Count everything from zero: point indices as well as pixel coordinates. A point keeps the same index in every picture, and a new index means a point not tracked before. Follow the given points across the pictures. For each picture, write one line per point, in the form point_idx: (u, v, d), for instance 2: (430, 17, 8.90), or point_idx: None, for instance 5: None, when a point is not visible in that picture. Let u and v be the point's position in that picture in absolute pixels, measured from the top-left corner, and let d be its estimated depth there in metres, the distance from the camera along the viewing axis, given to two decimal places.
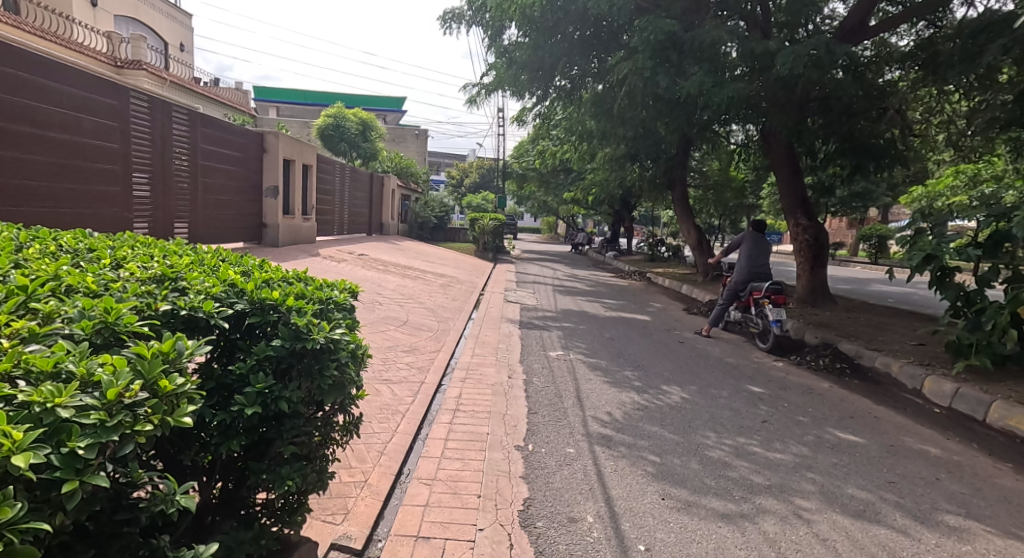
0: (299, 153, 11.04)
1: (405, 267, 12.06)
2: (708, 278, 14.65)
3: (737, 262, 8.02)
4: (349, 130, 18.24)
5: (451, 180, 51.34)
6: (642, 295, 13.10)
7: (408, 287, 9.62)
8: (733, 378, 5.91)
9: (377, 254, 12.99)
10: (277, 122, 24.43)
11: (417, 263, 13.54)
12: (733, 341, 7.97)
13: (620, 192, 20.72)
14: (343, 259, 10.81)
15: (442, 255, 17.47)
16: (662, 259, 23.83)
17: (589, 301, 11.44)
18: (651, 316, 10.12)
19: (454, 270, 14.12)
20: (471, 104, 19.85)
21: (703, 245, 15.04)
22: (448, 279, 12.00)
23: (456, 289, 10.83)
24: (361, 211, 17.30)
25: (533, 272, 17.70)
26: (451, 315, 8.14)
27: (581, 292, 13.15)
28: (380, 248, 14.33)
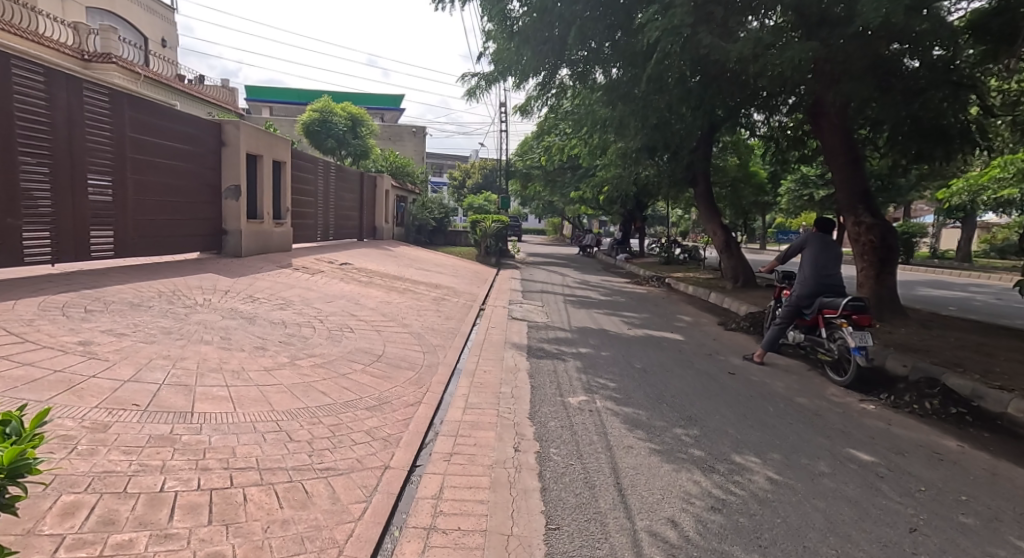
0: (267, 147, 9.52)
1: (394, 278, 10.52)
2: (737, 284, 13.04)
3: (798, 271, 6.41)
4: (338, 126, 16.80)
5: (453, 181, 49.75)
6: (665, 306, 11.52)
7: (394, 303, 8.07)
8: (821, 433, 4.33)
9: (363, 263, 11.45)
10: (265, 120, 22.91)
11: (409, 272, 12.00)
12: (794, 370, 6.37)
13: (634, 190, 19.15)
14: (320, 271, 9.29)
15: (439, 261, 15.92)
16: (677, 262, 22.24)
17: (606, 315, 9.86)
18: (683, 334, 8.54)
19: (452, 280, 12.57)
20: (472, 95, 18.32)
21: (731, 247, 13.41)
22: (443, 292, 10.44)
23: (452, 304, 9.29)
24: (350, 214, 15.78)
25: (539, 279, 16.15)
26: (442, 340, 6.57)
27: (595, 303, 11.58)
28: (369, 256, 12.81)
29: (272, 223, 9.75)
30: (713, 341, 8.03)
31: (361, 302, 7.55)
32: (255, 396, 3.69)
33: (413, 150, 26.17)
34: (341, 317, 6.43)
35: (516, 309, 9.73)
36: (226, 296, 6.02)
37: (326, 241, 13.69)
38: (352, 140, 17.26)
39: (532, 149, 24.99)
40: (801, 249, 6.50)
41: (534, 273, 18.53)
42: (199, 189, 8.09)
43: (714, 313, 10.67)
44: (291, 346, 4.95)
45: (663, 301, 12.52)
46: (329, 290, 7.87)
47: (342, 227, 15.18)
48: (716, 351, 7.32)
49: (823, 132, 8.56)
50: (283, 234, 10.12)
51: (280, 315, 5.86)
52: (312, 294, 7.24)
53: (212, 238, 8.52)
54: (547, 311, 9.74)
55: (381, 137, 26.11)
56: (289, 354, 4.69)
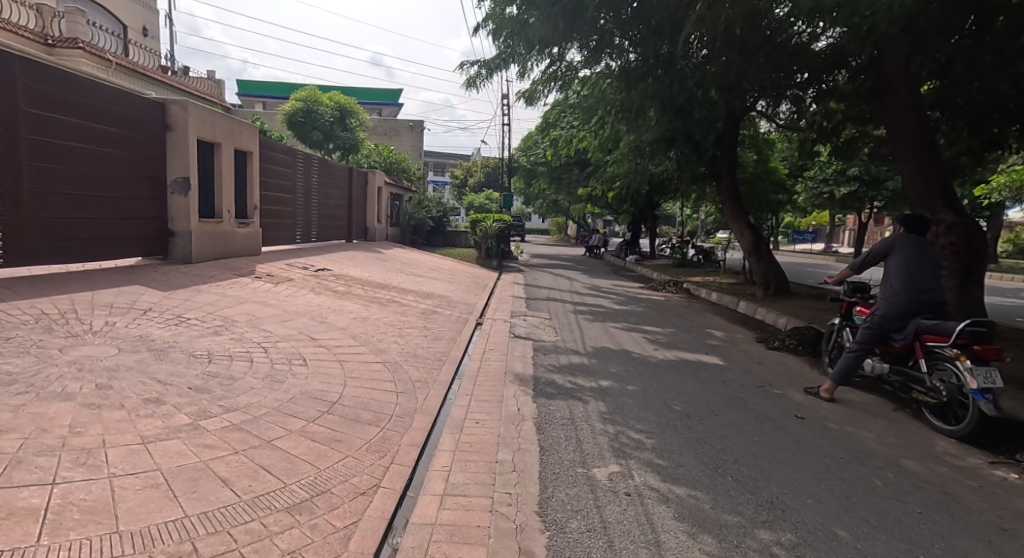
0: (228, 134, 8.13)
1: (378, 286, 9.11)
2: (767, 291, 11.63)
3: (883, 283, 4.95)
4: (323, 118, 15.41)
5: (455, 181, 48.32)
6: (690, 318, 10.07)
7: (370, 320, 6.66)
8: (972, 535, 2.91)
9: (344, 268, 10.03)
10: (252, 113, 21.49)
11: (397, 278, 10.56)
12: (879, 413, 4.93)
13: (646, 187, 17.73)
14: (289, 279, 7.90)
15: (435, 265, 14.47)
16: (692, 264, 20.84)
17: (625, 331, 8.41)
18: (720, 356, 7.09)
19: (447, 287, 11.15)
20: (472, 85, 16.94)
21: (761, 249, 12.00)
22: (435, 302, 9.02)
23: (442, 318, 7.87)
24: (337, 214, 14.42)
25: (545, 284, 14.77)
26: (424, 372, 5.16)
27: (610, 313, 10.13)
28: (354, 260, 11.43)
29: (233, 223, 8.37)
30: (758, 366, 6.58)
31: (327, 319, 6.15)
32: (97, 500, 2.30)
33: (411, 146, 24.75)
34: (294, 344, 5.01)
35: (519, 323, 8.30)
36: (140, 318, 4.63)
37: (307, 244, 12.29)
38: (338, 132, 15.87)
39: (536, 145, 23.54)
40: (885, 255, 5.07)
41: (539, 277, 17.11)
42: (132, 182, 6.73)
43: (748, 327, 9.21)
44: (204, 393, 3.55)
45: (686, 311, 11.07)
46: (291, 305, 6.46)
47: (326, 228, 13.77)
48: (769, 381, 5.87)
49: (888, 113, 7.16)
50: (246, 235, 8.72)
51: (209, 342, 4.46)
52: (265, 312, 5.83)
53: (155, 240, 7.15)
54: (555, 326, 8.29)
55: (377, 133, 24.72)
56: (194, 407, 3.29)
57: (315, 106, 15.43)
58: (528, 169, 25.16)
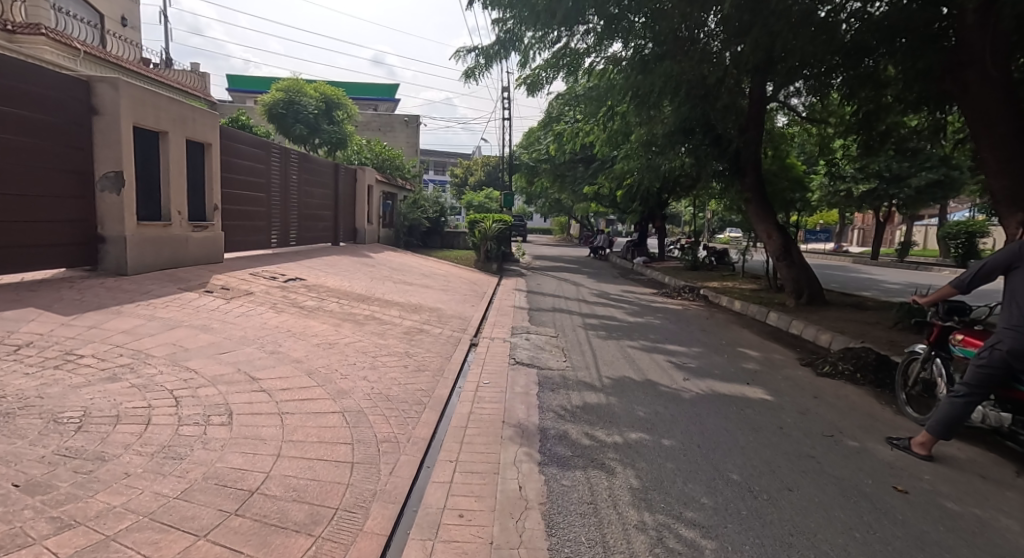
0: (177, 122, 6.89)
1: (356, 300, 7.89)
2: (799, 300, 10.39)
3: (1008, 310, 3.76)
4: (307, 110, 14.16)
5: (455, 179, 47.06)
6: (715, 333, 8.83)
7: (338, 347, 5.43)
8: None
9: (320, 277, 8.81)
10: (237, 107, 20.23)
11: (382, 288, 9.32)
12: (1001, 482, 3.69)
13: (657, 184, 16.50)
14: (249, 294, 6.68)
15: (427, 271, 13.25)
16: (705, 266, 19.58)
17: (644, 353, 7.16)
18: (764, 387, 5.85)
19: (438, 298, 9.92)
20: (469, 75, 15.74)
21: (791, 254, 10.78)
22: (423, 318, 7.79)
23: (429, 339, 6.65)
24: (321, 214, 13.18)
25: (549, 291, 13.54)
26: (394, 426, 3.92)
27: (624, 328, 8.89)
28: (336, 267, 10.20)
29: (186, 226, 7.15)
30: (815, 403, 5.33)
31: (279, 349, 4.93)
32: None
33: (406, 142, 23.51)
34: (221, 390, 3.79)
35: (519, 344, 7.07)
36: (5, 362, 3.41)
37: (284, 249, 11.05)
38: (322, 125, 14.64)
39: (539, 140, 22.28)
40: (1008, 270, 3.85)
41: (542, 282, 15.93)
42: (50, 179, 5.52)
43: (785, 346, 7.97)
44: (40, 494, 2.33)
45: (709, 323, 9.83)
46: (239, 329, 5.24)
47: (308, 231, 12.52)
48: (837, 428, 4.62)
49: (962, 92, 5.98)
50: (203, 240, 7.50)
51: (93, 397, 3.25)
52: (199, 341, 4.62)
53: (81, 249, 5.93)
54: (563, 347, 7.05)
55: (371, 128, 23.46)
56: (3, 531, 2.09)
57: (297, 98, 14.15)
58: (530, 166, 23.87)
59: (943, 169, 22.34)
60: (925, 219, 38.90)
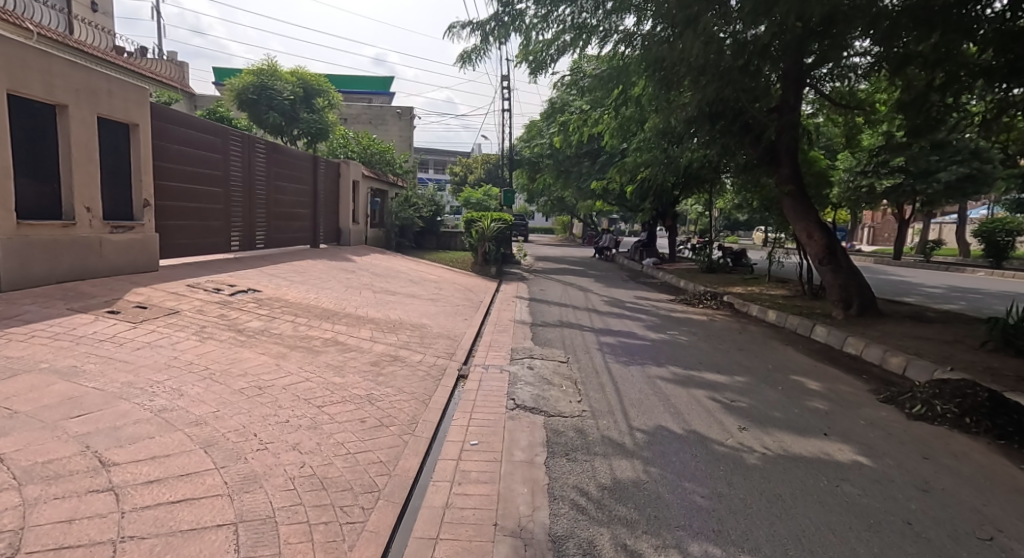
0: (83, 94, 5.43)
1: (319, 318, 6.41)
2: (850, 311, 8.86)
3: None
4: (281, 96, 12.68)
5: (454, 177, 45.51)
6: (756, 355, 7.33)
7: (271, 392, 3.97)
8: None
9: (280, 289, 7.34)
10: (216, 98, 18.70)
11: (357, 301, 7.84)
12: None
13: (671, 179, 15.01)
14: (173, 314, 5.21)
15: (415, 277, 11.73)
16: (721, 268, 18.08)
17: (677, 387, 5.68)
18: (849, 441, 4.35)
19: (424, 310, 8.44)
20: (465, 60, 14.21)
21: (837, 256, 9.30)
22: (400, 340, 6.31)
23: (404, 374, 5.16)
24: (294, 214, 11.71)
25: (554, 299, 12.07)
26: (318, 550, 2.44)
27: (646, 348, 7.39)
28: (306, 275, 8.73)
29: (99, 225, 5.68)
30: (931, 469, 3.84)
31: (179, 401, 3.47)
32: None
33: (399, 135, 22.03)
34: (30, 497, 2.32)
35: (520, 376, 5.57)
36: None
37: (247, 253, 9.55)
38: (298, 113, 13.18)
39: (542, 133, 20.76)
40: None
41: (546, 287, 14.44)
42: None
43: (847, 373, 6.47)
44: None
45: (744, 340, 8.34)
46: (129, 371, 3.76)
47: (278, 232, 11.02)
48: (986, 523, 3.14)
49: None
50: (125, 244, 6.02)
51: None
52: (48, 397, 3.17)
53: None
54: (575, 381, 5.55)
55: (362, 121, 21.95)
56: None
57: (269, 82, 12.67)
58: (533, 161, 22.32)
59: (975, 163, 20.79)
60: (941, 217, 37.40)
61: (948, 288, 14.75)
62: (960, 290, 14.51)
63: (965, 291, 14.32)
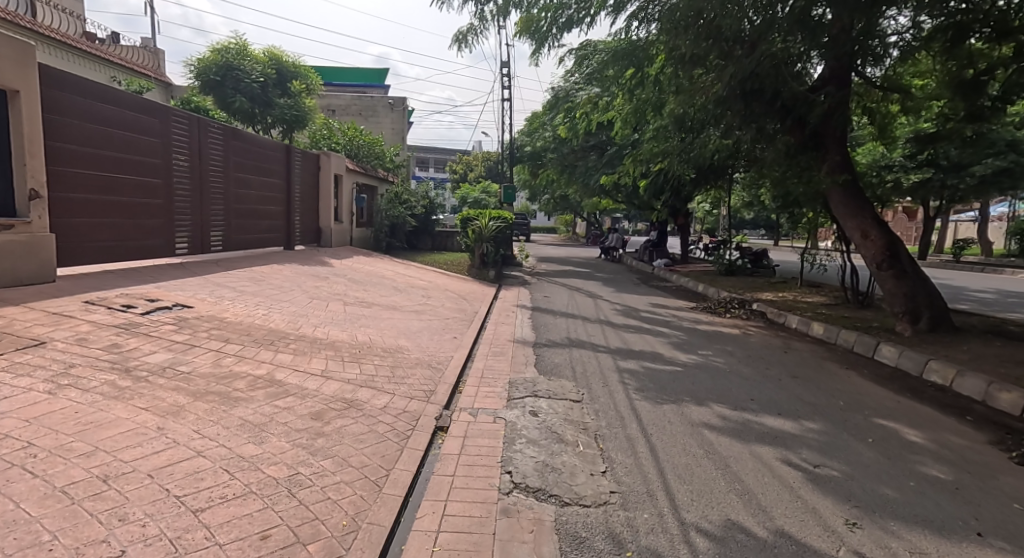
0: None
1: (257, 345, 4.93)
2: (919, 325, 7.34)
3: None
4: (249, 78, 11.22)
5: (453, 175, 43.94)
6: (817, 386, 5.83)
7: (122, 486, 2.51)
8: None
9: (219, 304, 5.86)
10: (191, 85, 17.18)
11: (318, 317, 6.35)
12: None
13: (688, 173, 13.50)
14: (36, 347, 3.77)
15: (398, 284, 10.23)
16: (742, 271, 16.56)
17: (732, 442, 4.19)
18: (1021, 549, 2.86)
19: (403, 328, 6.94)
20: (459, 41, 12.71)
21: (901, 258, 7.77)
22: (361, 374, 4.83)
23: (354, 433, 3.68)
24: (261, 212, 10.24)
25: (560, 308, 10.59)
26: None
27: (679, 379, 5.89)
28: (261, 284, 7.25)
29: None
30: None
31: None
32: None
33: (391, 128, 20.55)
34: None
35: (520, 430, 4.07)
36: None
37: (197, 258, 8.08)
38: (270, 98, 11.72)
39: (546, 125, 19.28)
40: None
41: (551, 294, 12.95)
42: None
43: (945, 414, 4.97)
44: None
45: (794, 362, 6.83)
46: None
47: (242, 231, 9.55)
48: None
49: None
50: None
51: None
52: None
53: None
54: (594, 435, 4.07)
55: (351, 113, 20.47)
56: None
57: (235, 63, 11.21)
58: (535, 156, 20.83)
59: (1012, 156, 19.21)
60: (962, 215, 35.77)
61: (999, 293, 13.19)
62: (1013, 296, 12.96)
63: (1019, 297, 12.78)
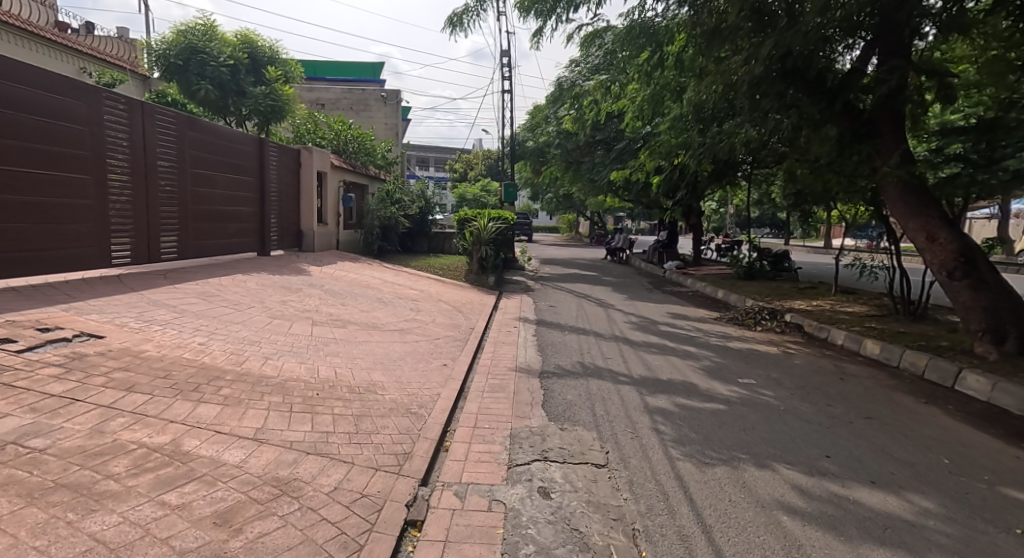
0: None
1: (173, 392, 3.69)
2: (1008, 346, 6.14)
3: None
4: (216, 62, 10.00)
5: (452, 173, 42.68)
6: (903, 433, 4.58)
7: None
8: None
9: (142, 331, 4.63)
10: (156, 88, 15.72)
11: (273, 346, 5.12)
12: None
13: (707, 168, 12.28)
14: None
15: (384, 295, 9.01)
16: (763, 275, 15.28)
17: (829, 540, 2.94)
18: None
19: (380, 356, 5.70)
20: (454, 23, 11.48)
21: (978, 266, 6.53)
22: (311, 434, 3.59)
23: (277, 548, 2.43)
24: (228, 214, 9.02)
25: (568, 321, 9.36)
26: None
27: (726, 424, 4.64)
28: (210, 303, 6.02)
29: None
30: None
31: None
32: None
33: (384, 123, 19.35)
34: None
35: (527, 530, 2.85)
36: None
37: (142, 269, 6.85)
38: (242, 85, 10.50)
39: (549, 119, 18.05)
40: None
41: (557, 302, 11.73)
42: None
43: None
44: None
45: (859, 395, 5.58)
46: None
47: (204, 236, 8.32)
48: None
49: None
50: None
51: None
52: None
53: None
54: (634, 538, 2.84)
55: (341, 106, 19.25)
56: None
57: (200, 45, 10.00)
58: (538, 151, 19.57)
59: None
60: (979, 213, 34.52)
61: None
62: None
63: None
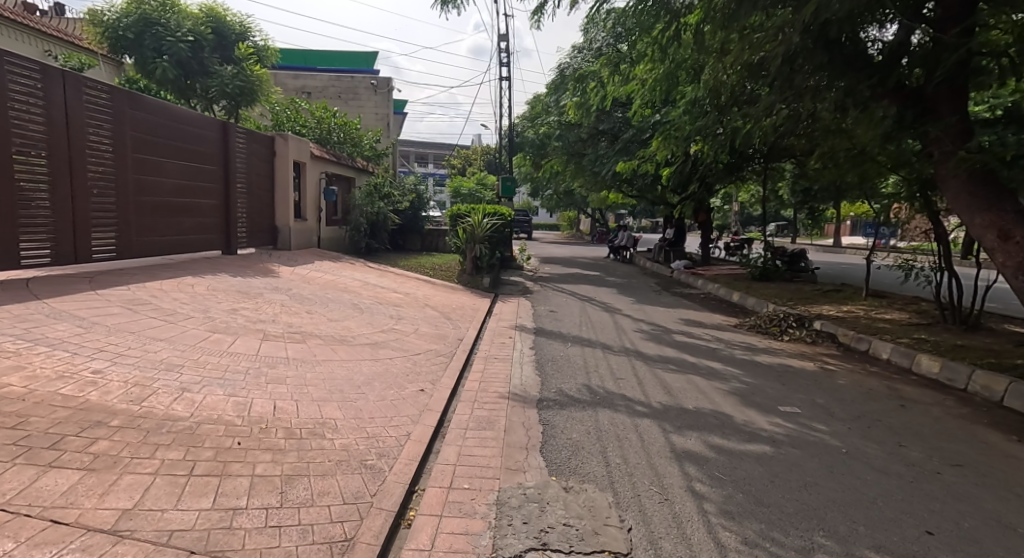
0: None
1: (17, 452, 2.63)
2: None
3: None
4: (174, 36, 8.94)
5: (451, 170, 41.58)
6: (1011, 491, 3.50)
7: None
8: None
9: (16, 356, 3.55)
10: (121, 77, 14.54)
11: (197, 372, 4.05)
12: None
13: (723, 157, 11.18)
14: None
15: (361, 301, 7.91)
16: (779, 276, 14.17)
17: None
18: None
19: (339, 382, 4.60)
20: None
21: None
22: (208, 516, 2.49)
23: None
24: (181, 206, 7.89)
25: (570, 330, 8.27)
26: None
27: (781, 478, 3.56)
28: (134, 314, 4.95)
29: None
30: None
31: None
32: None
33: (374, 113, 18.26)
34: None
35: None
36: None
37: (63, 272, 5.76)
38: (206, 63, 9.43)
39: (550, 108, 16.97)
40: None
41: (558, 306, 10.65)
42: None
43: None
44: None
45: (933, 431, 4.50)
46: None
47: (149, 232, 7.21)
48: None
49: None
50: None
51: None
52: None
53: None
54: None
55: (328, 95, 18.15)
56: None
57: (155, 17, 8.92)
58: (538, 143, 18.40)
59: None
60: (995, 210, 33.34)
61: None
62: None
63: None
